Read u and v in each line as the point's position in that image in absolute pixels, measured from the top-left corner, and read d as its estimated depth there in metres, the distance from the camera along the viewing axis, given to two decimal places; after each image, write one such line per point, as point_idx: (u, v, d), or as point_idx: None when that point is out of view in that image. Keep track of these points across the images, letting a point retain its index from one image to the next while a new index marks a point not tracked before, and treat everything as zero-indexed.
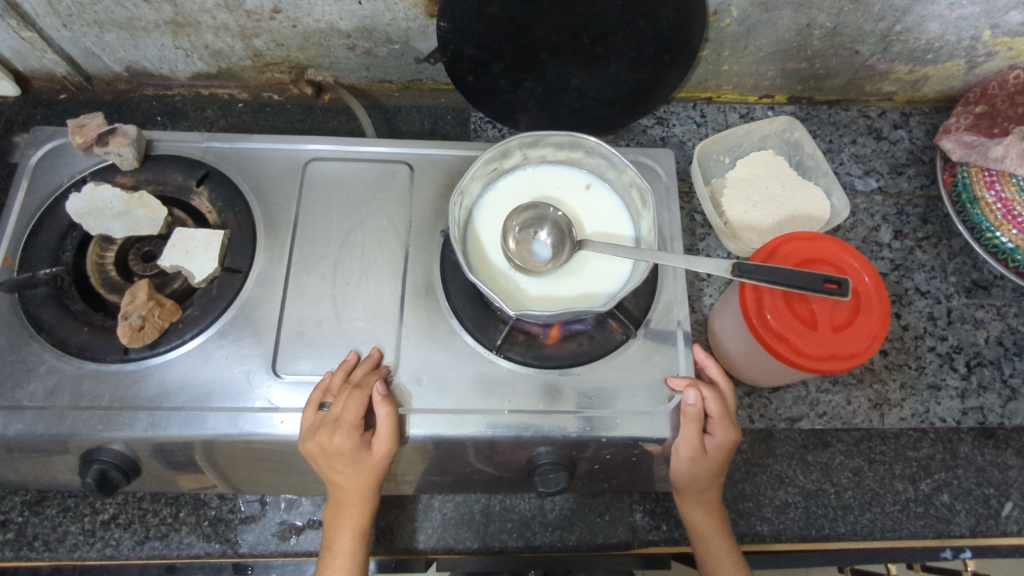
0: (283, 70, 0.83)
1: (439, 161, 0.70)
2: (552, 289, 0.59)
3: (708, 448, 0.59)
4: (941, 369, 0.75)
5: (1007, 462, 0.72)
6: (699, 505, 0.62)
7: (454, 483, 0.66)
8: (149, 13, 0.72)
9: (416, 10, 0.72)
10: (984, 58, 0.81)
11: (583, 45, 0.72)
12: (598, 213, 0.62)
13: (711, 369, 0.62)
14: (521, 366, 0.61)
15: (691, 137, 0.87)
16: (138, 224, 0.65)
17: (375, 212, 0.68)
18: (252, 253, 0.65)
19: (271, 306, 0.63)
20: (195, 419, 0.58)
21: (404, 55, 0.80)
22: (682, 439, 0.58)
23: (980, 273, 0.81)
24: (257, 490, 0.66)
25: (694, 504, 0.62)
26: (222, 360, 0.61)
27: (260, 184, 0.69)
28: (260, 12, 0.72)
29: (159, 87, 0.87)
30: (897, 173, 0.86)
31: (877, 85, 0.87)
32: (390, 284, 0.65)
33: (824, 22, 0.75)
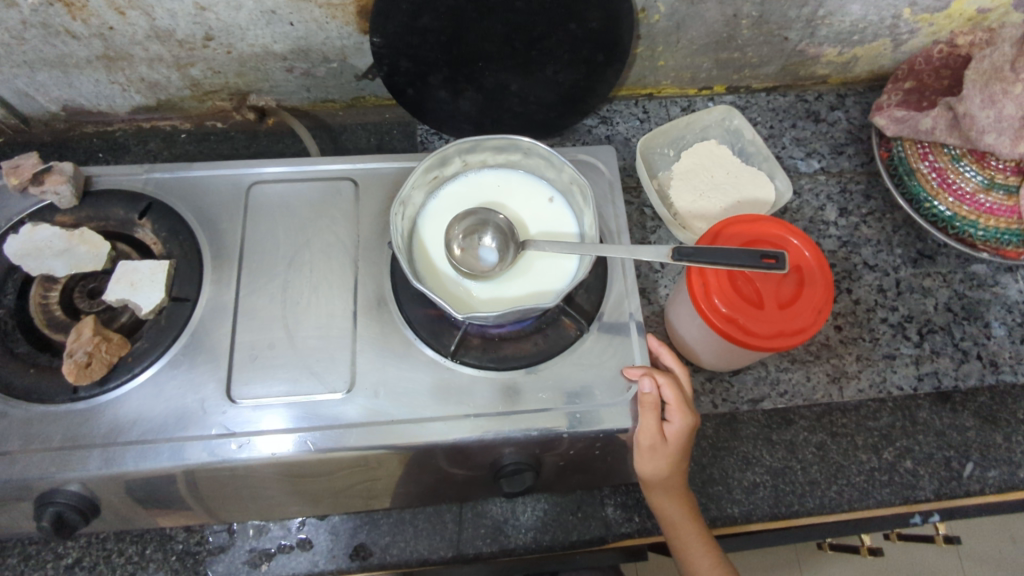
0: (223, 97, 0.83)
1: (383, 174, 0.70)
2: (500, 291, 0.59)
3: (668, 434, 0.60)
4: (895, 339, 0.77)
5: (965, 424, 0.74)
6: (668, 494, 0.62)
7: (423, 493, 0.65)
8: (79, 49, 0.72)
9: (349, 27, 0.72)
10: (908, 35, 0.83)
11: (517, 49, 0.72)
12: (542, 212, 0.62)
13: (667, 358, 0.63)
14: (478, 370, 0.61)
15: (636, 133, 0.88)
16: (81, 260, 0.64)
17: (322, 230, 0.67)
18: (199, 280, 0.65)
19: (222, 332, 0.63)
20: (152, 452, 0.57)
21: (343, 73, 0.80)
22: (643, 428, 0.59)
23: (924, 243, 0.83)
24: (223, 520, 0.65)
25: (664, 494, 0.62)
26: (176, 390, 0.60)
27: (204, 212, 0.68)
28: (193, 40, 0.72)
29: (99, 124, 0.86)
30: (838, 153, 0.88)
31: (811, 69, 0.89)
32: (342, 300, 0.64)
33: (750, 12, 0.77)
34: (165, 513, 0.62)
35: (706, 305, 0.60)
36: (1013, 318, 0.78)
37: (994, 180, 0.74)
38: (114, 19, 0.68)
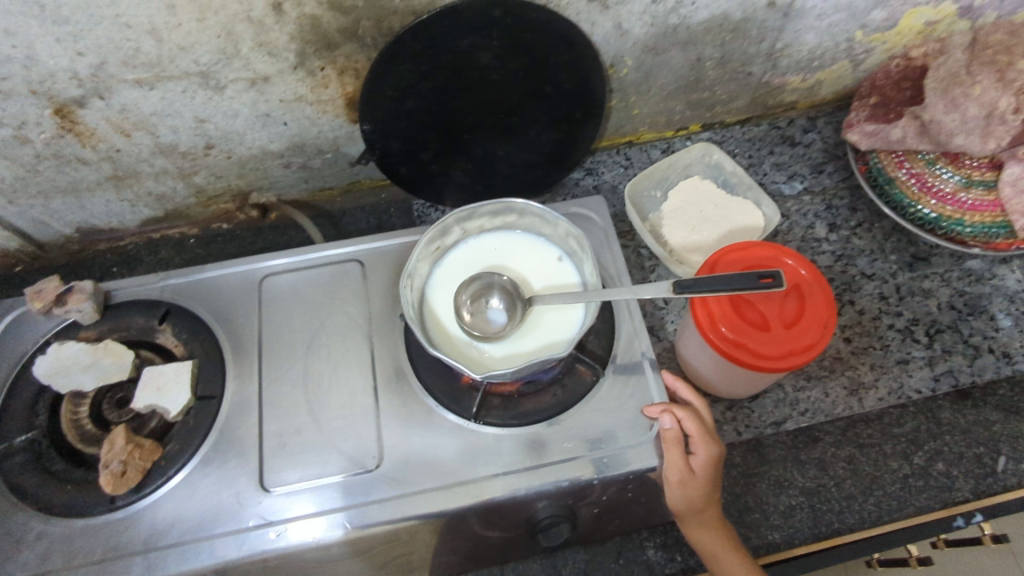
0: (227, 200, 0.87)
1: (387, 251, 0.73)
2: (514, 348, 0.61)
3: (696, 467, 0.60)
4: (905, 343, 0.78)
5: (989, 419, 0.74)
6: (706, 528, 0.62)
7: (463, 558, 0.66)
8: (90, 174, 0.76)
9: (340, 119, 0.77)
10: (865, 55, 0.88)
11: (499, 118, 0.77)
12: (543, 267, 0.65)
13: (684, 392, 0.65)
14: (502, 428, 0.62)
15: (622, 180, 0.92)
16: (108, 372, 0.67)
17: (335, 312, 0.70)
18: (222, 377, 0.67)
19: (249, 424, 0.64)
20: (192, 552, 0.58)
21: (338, 162, 0.84)
22: (669, 465, 0.60)
23: (916, 246, 0.85)
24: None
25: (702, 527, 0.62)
26: (210, 488, 0.61)
27: (221, 309, 0.71)
28: (195, 151, 0.76)
29: (111, 240, 0.90)
30: (817, 172, 0.92)
31: (779, 99, 0.94)
32: (362, 377, 0.66)
33: (712, 54, 0.81)
34: None
35: (713, 335, 0.61)
36: (1017, 307, 0.80)
37: (971, 178, 0.77)
38: (121, 142, 0.72)
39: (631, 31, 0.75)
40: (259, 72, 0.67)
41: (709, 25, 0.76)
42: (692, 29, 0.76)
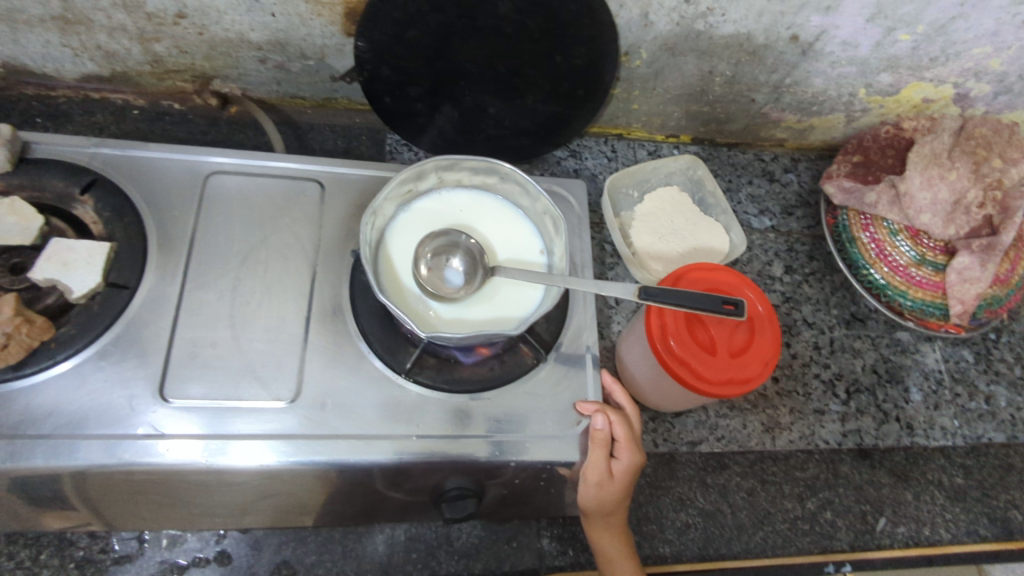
0: (186, 79, 0.79)
1: (352, 181, 0.68)
2: (464, 314, 0.58)
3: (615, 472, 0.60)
4: (825, 395, 0.81)
5: (880, 481, 0.79)
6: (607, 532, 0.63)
7: (358, 512, 0.64)
8: (33, 6, 0.67)
9: (333, 27, 0.70)
10: (861, 113, 0.89)
11: (500, 75, 0.73)
12: (512, 239, 0.62)
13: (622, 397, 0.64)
14: (430, 390, 0.60)
15: (603, 170, 0.90)
16: (7, 232, 0.59)
17: (281, 230, 0.65)
18: (141, 268, 0.61)
19: (161, 325, 0.59)
20: (65, 448, 0.53)
21: (318, 72, 0.78)
22: (589, 463, 0.59)
23: (858, 306, 0.88)
24: (119, 527, 0.62)
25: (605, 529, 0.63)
26: (101, 384, 0.56)
27: (155, 196, 0.64)
28: (163, 16, 0.68)
29: (41, 86, 0.80)
30: (788, 214, 0.93)
31: (771, 132, 0.94)
32: (296, 304, 0.62)
33: (724, 71, 0.80)
34: (51, 512, 0.58)
35: (660, 348, 0.61)
36: (929, 385, 0.84)
37: (925, 257, 0.80)
38: None
39: (656, 24, 0.72)
40: None
41: (731, 42, 0.75)
42: (713, 40, 0.75)
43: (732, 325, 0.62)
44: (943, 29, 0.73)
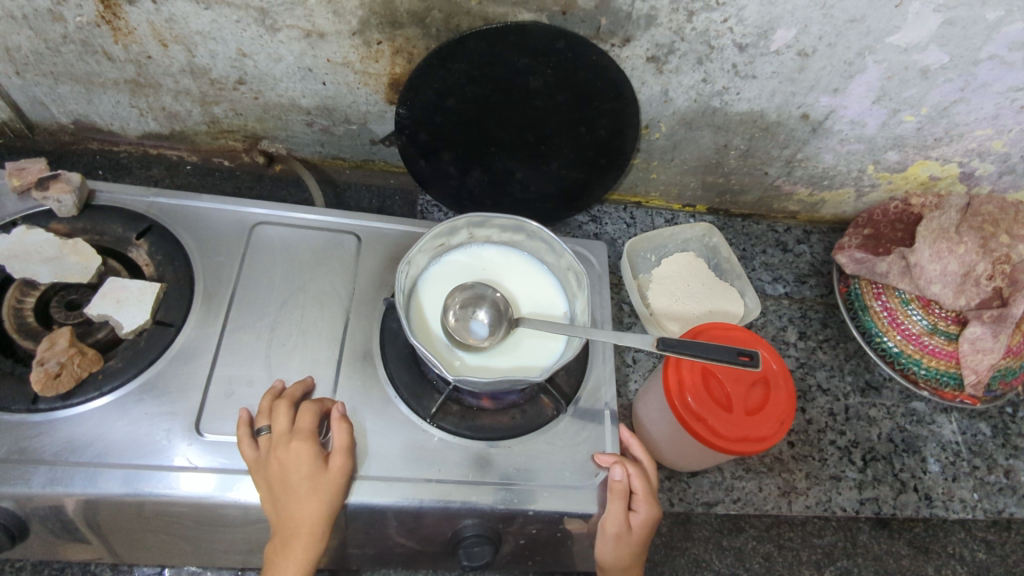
0: (237, 139, 0.85)
1: (386, 235, 0.73)
2: (489, 361, 0.61)
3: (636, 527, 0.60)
4: (841, 461, 0.81)
5: (900, 552, 0.78)
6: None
7: (375, 556, 0.64)
8: (110, 71, 0.74)
9: (378, 96, 0.76)
10: (870, 188, 0.93)
11: (529, 143, 0.78)
12: (535, 293, 0.66)
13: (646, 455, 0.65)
14: (453, 436, 0.62)
15: (622, 235, 0.94)
16: (68, 271, 0.64)
17: (319, 278, 0.69)
18: (186, 309, 0.64)
19: (201, 363, 0.62)
20: (103, 476, 0.55)
21: (359, 136, 0.83)
22: (608, 515, 0.59)
23: (872, 374, 0.89)
24: (132, 560, 0.63)
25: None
26: (140, 416, 0.58)
27: (204, 243, 0.69)
28: (224, 81, 0.75)
29: (105, 142, 0.87)
30: (801, 282, 0.96)
31: (783, 204, 0.98)
32: (328, 348, 0.65)
33: (738, 145, 0.85)
34: (73, 543, 0.60)
35: (677, 406, 0.63)
36: (947, 456, 0.84)
37: (937, 326, 0.81)
38: (154, 50, 0.70)
39: (675, 101, 0.78)
40: (318, 27, 0.66)
41: (745, 118, 0.80)
42: (729, 116, 0.80)
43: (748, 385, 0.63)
44: (946, 112, 0.77)
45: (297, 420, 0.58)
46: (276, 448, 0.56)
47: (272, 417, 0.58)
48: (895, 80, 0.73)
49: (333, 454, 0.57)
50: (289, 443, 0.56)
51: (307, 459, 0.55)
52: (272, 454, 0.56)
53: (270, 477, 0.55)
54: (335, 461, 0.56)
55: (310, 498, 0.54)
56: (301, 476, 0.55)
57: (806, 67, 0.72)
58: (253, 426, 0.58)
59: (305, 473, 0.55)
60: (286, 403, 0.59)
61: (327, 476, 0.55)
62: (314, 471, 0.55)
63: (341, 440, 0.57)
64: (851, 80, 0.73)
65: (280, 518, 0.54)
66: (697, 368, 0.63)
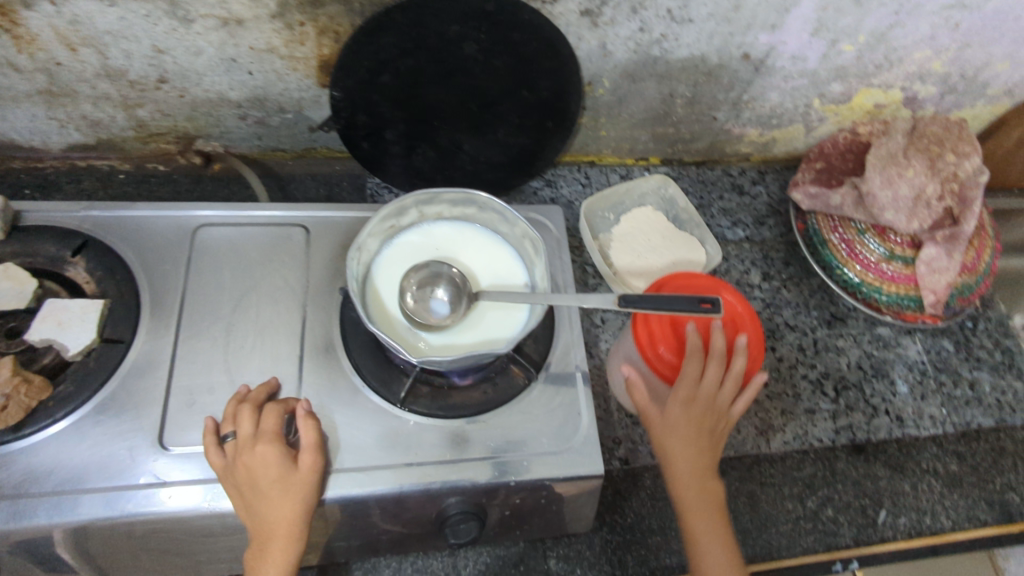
0: (169, 141, 0.81)
1: (335, 223, 0.71)
2: (452, 340, 0.60)
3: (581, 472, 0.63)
4: (814, 394, 0.83)
5: (877, 474, 0.79)
6: (688, 512, 0.63)
7: (363, 546, 0.63)
8: (20, 83, 0.70)
9: (309, 80, 0.73)
10: (818, 122, 0.93)
11: (472, 113, 0.76)
12: (493, 265, 0.64)
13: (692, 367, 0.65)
14: (427, 418, 0.61)
15: (578, 197, 0.93)
16: (3, 298, 0.61)
17: (270, 275, 0.67)
18: (135, 323, 0.62)
19: (157, 376, 0.60)
20: (69, 504, 0.53)
21: (297, 124, 0.80)
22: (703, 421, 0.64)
23: (837, 306, 0.90)
24: None
25: (686, 504, 0.63)
26: (101, 438, 0.57)
27: (145, 252, 0.66)
28: (145, 82, 0.71)
29: (28, 159, 0.82)
30: (760, 223, 0.96)
31: (735, 147, 0.98)
32: (288, 345, 0.63)
33: (684, 92, 0.84)
34: None
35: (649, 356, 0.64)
36: (914, 376, 0.86)
37: (894, 252, 0.83)
38: (63, 55, 0.66)
39: (614, 54, 0.76)
40: (234, 13, 0.63)
41: (687, 65, 0.79)
42: (671, 64, 0.79)
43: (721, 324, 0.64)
44: (883, 38, 0.77)
45: (262, 421, 0.56)
46: (241, 453, 0.55)
47: (236, 422, 0.56)
48: (830, 10, 0.72)
49: (302, 452, 0.55)
50: (254, 447, 0.55)
51: (275, 461, 0.54)
52: (238, 461, 0.54)
53: (240, 483, 0.54)
54: (304, 459, 0.55)
55: (283, 500, 0.53)
56: (271, 479, 0.54)
57: (741, 6, 0.71)
58: (219, 434, 0.56)
59: (275, 476, 0.54)
60: (249, 406, 0.57)
61: (298, 476, 0.54)
62: (283, 472, 0.54)
63: (308, 437, 0.56)
64: (787, 15, 0.72)
65: (255, 523, 0.54)
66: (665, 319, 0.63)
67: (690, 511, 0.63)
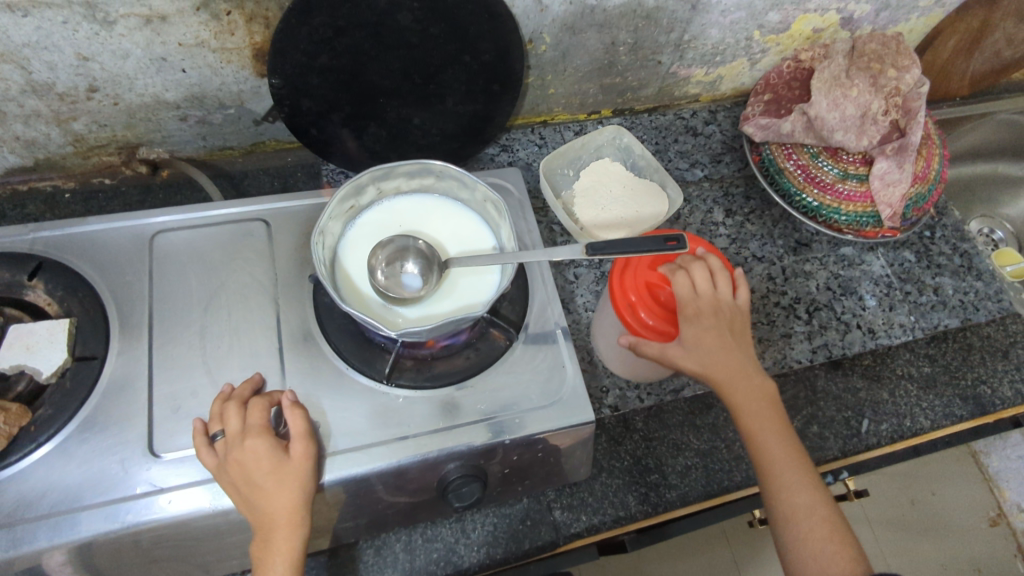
0: (111, 152, 0.79)
1: (295, 212, 0.70)
2: (428, 310, 0.60)
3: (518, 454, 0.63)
4: (788, 319, 0.85)
5: (856, 386, 0.82)
6: (739, 410, 0.63)
7: (370, 524, 0.64)
8: None
9: (246, 71, 0.72)
10: (761, 54, 0.94)
11: (417, 85, 0.75)
12: (459, 232, 0.65)
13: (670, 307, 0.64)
14: (415, 391, 0.62)
15: (536, 158, 0.94)
16: None
17: (237, 272, 0.66)
18: (105, 338, 0.61)
19: (137, 387, 0.59)
20: (68, 523, 0.53)
21: (241, 119, 0.79)
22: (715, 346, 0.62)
23: (800, 233, 0.92)
24: None
25: (738, 401, 0.63)
26: (89, 455, 0.56)
27: (104, 266, 0.65)
28: (75, 93, 0.69)
29: None
30: (717, 161, 0.98)
31: (684, 90, 0.99)
32: (265, 338, 0.63)
33: (626, 39, 0.84)
34: None
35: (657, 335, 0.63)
36: (880, 290, 0.89)
37: (848, 171, 0.85)
38: None
39: (550, 8, 0.76)
40: (156, 9, 0.61)
41: (625, 10, 0.79)
42: (608, 12, 0.79)
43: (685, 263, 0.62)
44: None
45: (249, 416, 0.56)
46: (231, 450, 0.54)
47: (223, 421, 0.56)
48: None
49: (293, 442, 0.55)
50: (244, 442, 0.55)
51: (267, 453, 0.54)
52: (229, 458, 0.54)
53: (234, 479, 0.54)
54: (296, 448, 0.55)
55: (279, 489, 0.53)
56: (265, 471, 0.54)
57: None
58: (208, 434, 0.56)
59: (269, 467, 0.54)
60: (235, 403, 0.57)
61: (293, 464, 0.54)
62: (277, 463, 0.54)
63: (297, 426, 0.56)
64: None
65: (255, 516, 0.54)
66: (637, 293, 0.63)
67: (742, 407, 0.62)
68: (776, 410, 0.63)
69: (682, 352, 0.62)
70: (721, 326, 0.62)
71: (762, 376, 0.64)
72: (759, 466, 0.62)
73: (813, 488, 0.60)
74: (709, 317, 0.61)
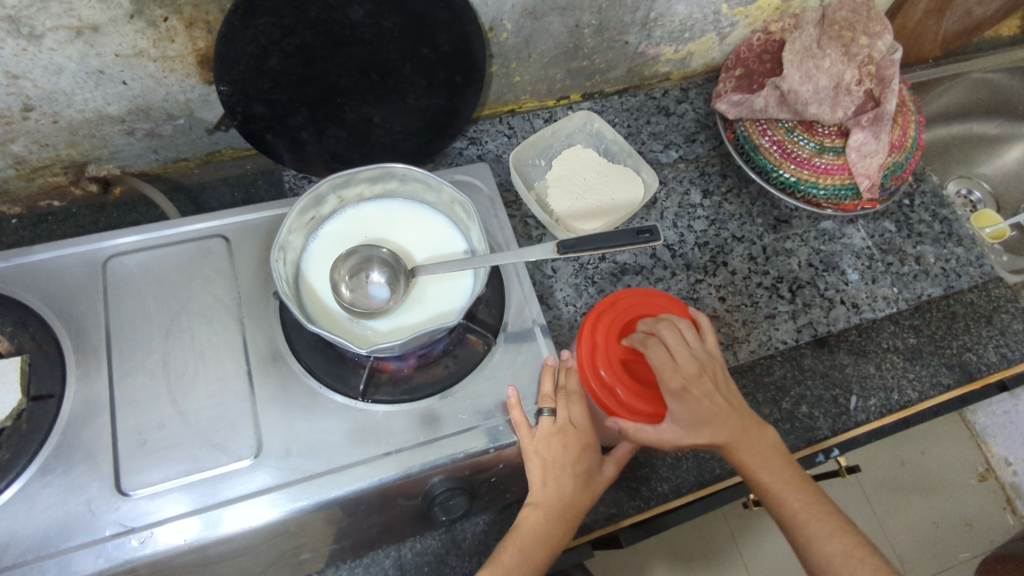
0: (57, 172, 0.75)
1: (256, 225, 0.67)
2: (399, 322, 0.58)
3: (591, 452, 0.62)
4: (772, 299, 0.83)
5: (843, 362, 0.82)
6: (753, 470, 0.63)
7: (356, 545, 0.63)
8: None
9: (192, 79, 0.68)
10: (730, 27, 0.92)
11: (376, 81, 0.72)
12: (427, 238, 0.62)
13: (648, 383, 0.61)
14: (393, 405, 0.59)
15: (506, 149, 0.91)
16: None
17: (198, 293, 0.63)
18: (61, 373, 0.58)
19: (99, 423, 0.56)
20: (36, 572, 0.50)
21: (192, 129, 0.75)
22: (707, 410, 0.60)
23: (779, 209, 0.91)
24: None
25: (751, 463, 0.63)
26: (53, 499, 0.53)
27: (55, 296, 0.61)
28: (9, 113, 0.64)
29: None
30: (691, 141, 0.95)
31: (654, 69, 0.96)
32: (232, 361, 0.60)
33: (590, 21, 0.81)
34: None
35: (645, 417, 0.60)
36: (862, 263, 0.88)
37: (824, 144, 0.83)
38: None
39: None
40: (87, 19, 0.57)
41: None
42: None
43: (650, 329, 0.61)
44: None
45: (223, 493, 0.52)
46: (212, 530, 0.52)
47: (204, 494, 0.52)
48: None
49: None
50: None
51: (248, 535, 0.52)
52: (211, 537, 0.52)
53: None
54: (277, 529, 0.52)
55: None
56: None
57: None
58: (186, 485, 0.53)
59: None
60: None
61: None
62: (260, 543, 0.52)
63: None
64: None
65: None
66: (610, 370, 0.61)
67: (756, 467, 0.63)
68: (784, 458, 0.64)
69: (678, 430, 0.58)
70: (709, 390, 0.61)
71: (761, 427, 0.65)
72: (786, 521, 0.62)
73: (840, 532, 0.61)
74: (695, 384, 0.60)
